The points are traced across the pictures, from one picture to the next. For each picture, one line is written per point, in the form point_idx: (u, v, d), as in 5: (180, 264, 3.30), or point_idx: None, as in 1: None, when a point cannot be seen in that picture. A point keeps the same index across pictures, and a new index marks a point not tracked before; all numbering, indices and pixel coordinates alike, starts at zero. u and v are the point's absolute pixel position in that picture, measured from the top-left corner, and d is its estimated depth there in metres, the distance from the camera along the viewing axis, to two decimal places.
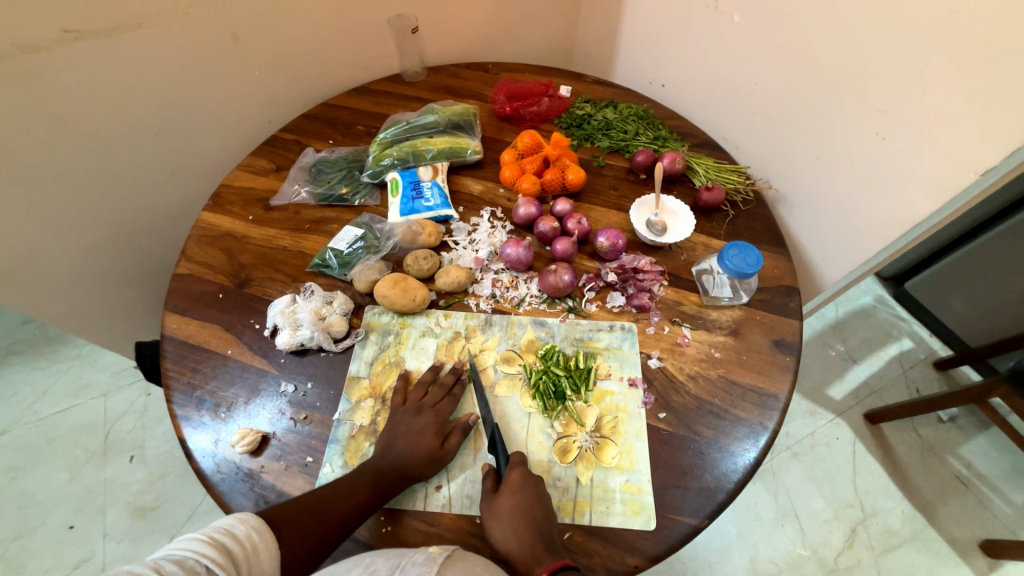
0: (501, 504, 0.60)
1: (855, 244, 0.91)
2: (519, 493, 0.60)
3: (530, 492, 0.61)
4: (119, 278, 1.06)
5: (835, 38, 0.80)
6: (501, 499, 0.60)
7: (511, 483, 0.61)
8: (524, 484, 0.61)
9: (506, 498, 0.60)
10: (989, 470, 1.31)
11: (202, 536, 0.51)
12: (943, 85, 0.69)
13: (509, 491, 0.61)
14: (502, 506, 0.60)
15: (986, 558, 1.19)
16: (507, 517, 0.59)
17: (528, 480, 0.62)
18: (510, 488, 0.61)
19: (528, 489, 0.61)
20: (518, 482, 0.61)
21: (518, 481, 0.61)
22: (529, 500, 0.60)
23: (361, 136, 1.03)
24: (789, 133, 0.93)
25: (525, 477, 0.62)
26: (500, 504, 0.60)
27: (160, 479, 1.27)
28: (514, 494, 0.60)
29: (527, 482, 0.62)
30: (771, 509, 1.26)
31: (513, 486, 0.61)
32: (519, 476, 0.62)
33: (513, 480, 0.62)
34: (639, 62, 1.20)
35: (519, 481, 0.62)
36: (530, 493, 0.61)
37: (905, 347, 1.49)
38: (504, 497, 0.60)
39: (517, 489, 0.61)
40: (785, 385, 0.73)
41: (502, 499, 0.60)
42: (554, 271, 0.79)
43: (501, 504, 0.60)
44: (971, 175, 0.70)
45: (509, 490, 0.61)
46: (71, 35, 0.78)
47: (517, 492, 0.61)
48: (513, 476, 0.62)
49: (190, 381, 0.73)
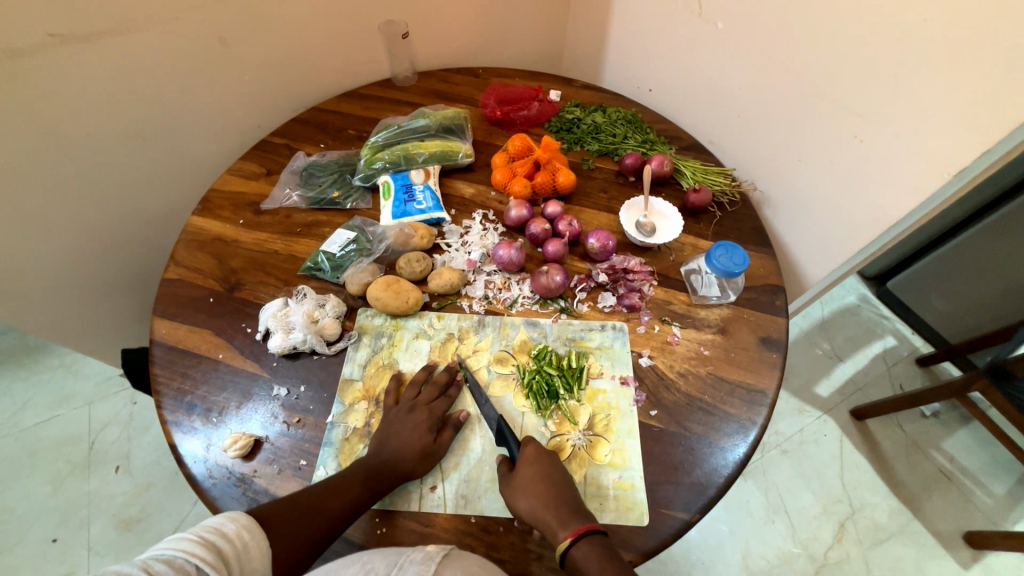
0: (521, 478, 0.61)
1: (838, 244, 0.93)
2: (537, 462, 0.63)
3: (547, 464, 0.63)
4: (104, 284, 1.05)
5: (814, 44, 0.82)
6: (520, 473, 0.62)
7: (527, 455, 0.63)
8: (539, 458, 0.63)
9: (526, 470, 0.62)
10: (970, 463, 1.34)
11: (191, 535, 0.50)
12: (916, 89, 0.72)
13: (526, 463, 0.62)
14: (523, 477, 0.61)
15: (969, 550, 1.22)
16: (529, 486, 0.60)
17: (542, 453, 0.64)
18: (527, 460, 0.63)
19: (544, 460, 0.63)
20: (534, 456, 0.63)
21: (534, 454, 0.63)
22: (548, 470, 0.62)
23: (351, 140, 1.03)
24: (773, 136, 0.95)
25: (539, 449, 0.64)
26: (520, 475, 0.62)
27: (146, 490, 1.25)
28: (531, 465, 0.62)
29: (542, 454, 0.64)
30: (762, 506, 1.27)
31: (530, 460, 0.63)
32: (535, 449, 0.64)
33: (529, 453, 0.63)
34: (626, 67, 1.22)
35: (535, 454, 0.63)
36: (546, 463, 0.63)
37: (888, 345, 1.52)
38: (523, 470, 0.62)
39: (533, 462, 0.63)
40: (772, 381, 0.74)
41: (520, 473, 0.62)
42: (546, 271, 0.80)
43: (521, 477, 0.61)
44: (944, 177, 0.73)
45: (527, 462, 0.63)
46: (56, 39, 0.77)
47: (535, 464, 0.62)
48: (528, 449, 0.64)
49: (180, 387, 0.72)
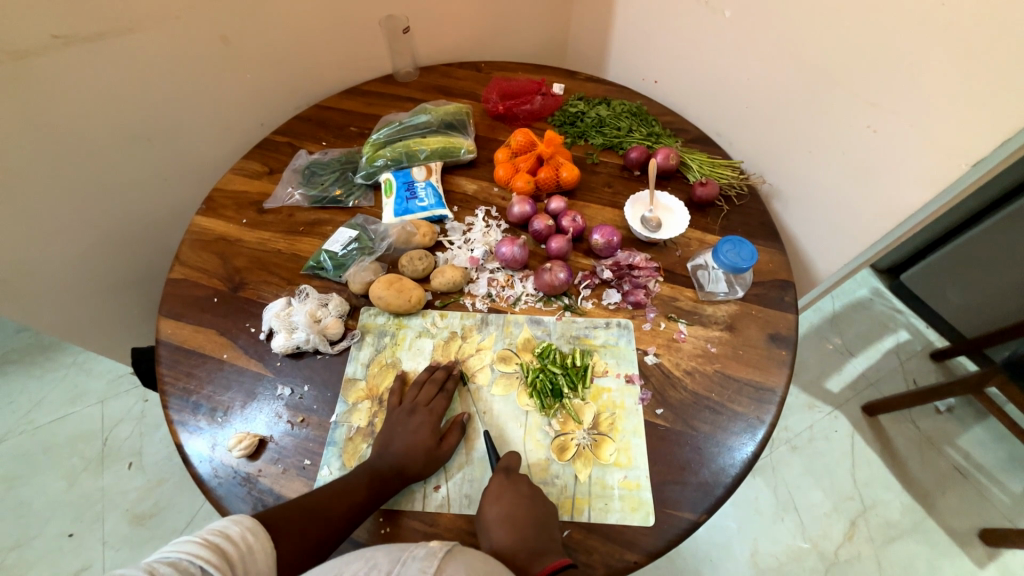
0: (487, 517, 0.60)
1: (850, 238, 0.91)
2: (499, 500, 0.60)
3: (512, 499, 0.60)
4: (112, 283, 1.06)
5: (825, 33, 0.80)
6: (486, 512, 0.60)
7: (490, 494, 0.61)
8: (504, 493, 0.61)
9: (490, 508, 0.60)
10: (986, 459, 1.31)
11: (196, 538, 0.50)
12: (932, 77, 0.70)
13: (491, 502, 0.60)
14: (488, 517, 0.59)
15: (984, 547, 1.20)
16: (494, 527, 0.59)
17: (507, 486, 0.61)
18: (490, 499, 0.61)
19: (507, 495, 0.60)
20: (497, 493, 0.61)
21: (497, 490, 0.61)
22: (512, 506, 0.59)
23: (354, 138, 1.02)
24: (782, 127, 0.93)
25: (504, 484, 0.62)
26: (487, 516, 0.60)
27: (158, 485, 1.27)
28: (496, 503, 0.60)
29: (506, 489, 0.61)
30: (771, 503, 1.26)
31: (494, 497, 0.61)
32: (498, 485, 0.61)
33: (492, 491, 0.61)
34: (631, 58, 1.20)
35: (498, 490, 0.61)
36: (511, 498, 0.60)
37: (901, 339, 1.49)
38: (487, 510, 0.60)
39: (497, 500, 0.60)
40: (781, 379, 0.73)
41: (487, 512, 0.60)
42: (549, 269, 0.79)
43: (486, 517, 0.60)
44: (962, 167, 0.71)
45: (490, 502, 0.60)
46: (59, 41, 0.77)
47: (499, 502, 0.60)
48: (492, 486, 0.62)
49: (186, 386, 0.73)
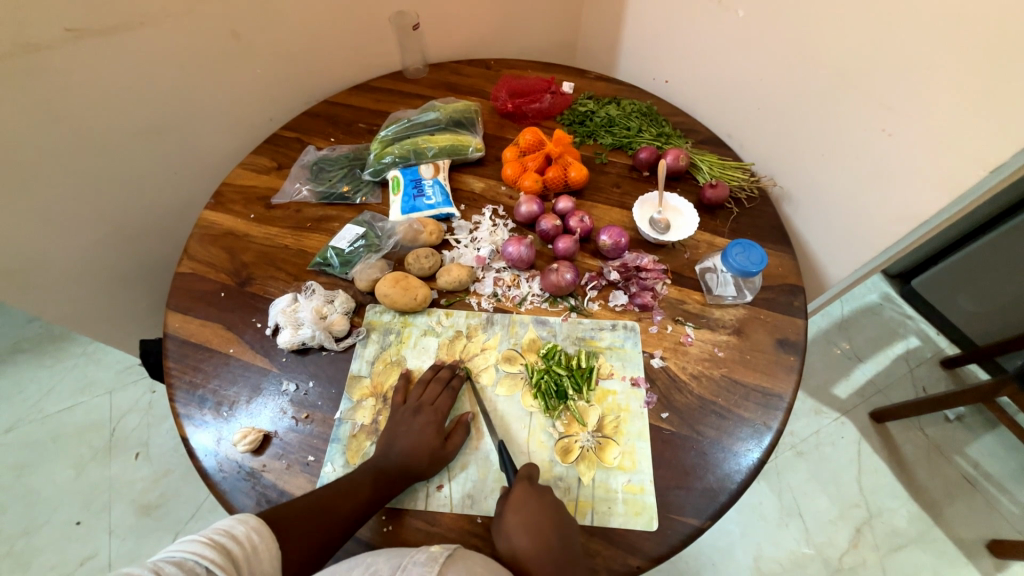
0: (509, 525, 0.58)
1: (862, 244, 0.89)
2: (524, 507, 0.59)
3: (536, 506, 0.59)
4: (120, 276, 1.06)
5: (841, 33, 0.78)
6: (507, 519, 0.59)
7: (514, 499, 0.60)
8: (528, 499, 0.60)
9: (513, 516, 0.59)
10: (995, 469, 1.30)
11: (202, 537, 0.50)
12: (950, 81, 0.68)
13: (514, 508, 0.59)
14: (511, 525, 0.58)
15: (993, 559, 1.18)
16: (516, 535, 0.58)
17: (531, 493, 0.60)
18: (514, 505, 0.60)
19: (532, 503, 0.59)
20: (521, 499, 0.60)
21: (520, 497, 0.60)
22: (537, 515, 0.58)
23: (362, 134, 1.02)
24: (794, 130, 0.92)
25: (528, 490, 0.60)
26: (508, 522, 0.59)
27: (164, 476, 1.28)
28: (519, 511, 0.59)
29: (531, 496, 0.60)
30: (775, 508, 1.25)
31: (518, 504, 0.59)
32: (522, 492, 0.60)
33: (516, 496, 0.60)
34: (642, 57, 1.19)
35: (523, 497, 0.60)
36: (535, 505, 0.59)
37: (911, 345, 1.47)
38: (511, 516, 0.59)
39: (521, 507, 0.59)
40: (789, 385, 0.72)
41: (509, 519, 0.59)
42: (556, 269, 0.78)
43: (508, 524, 0.59)
44: (978, 173, 0.69)
45: (513, 508, 0.59)
46: (72, 34, 0.78)
47: (523, 509, 0.59)
48: (516, 491, 0.61)
49: (192, 380, 0.73)
